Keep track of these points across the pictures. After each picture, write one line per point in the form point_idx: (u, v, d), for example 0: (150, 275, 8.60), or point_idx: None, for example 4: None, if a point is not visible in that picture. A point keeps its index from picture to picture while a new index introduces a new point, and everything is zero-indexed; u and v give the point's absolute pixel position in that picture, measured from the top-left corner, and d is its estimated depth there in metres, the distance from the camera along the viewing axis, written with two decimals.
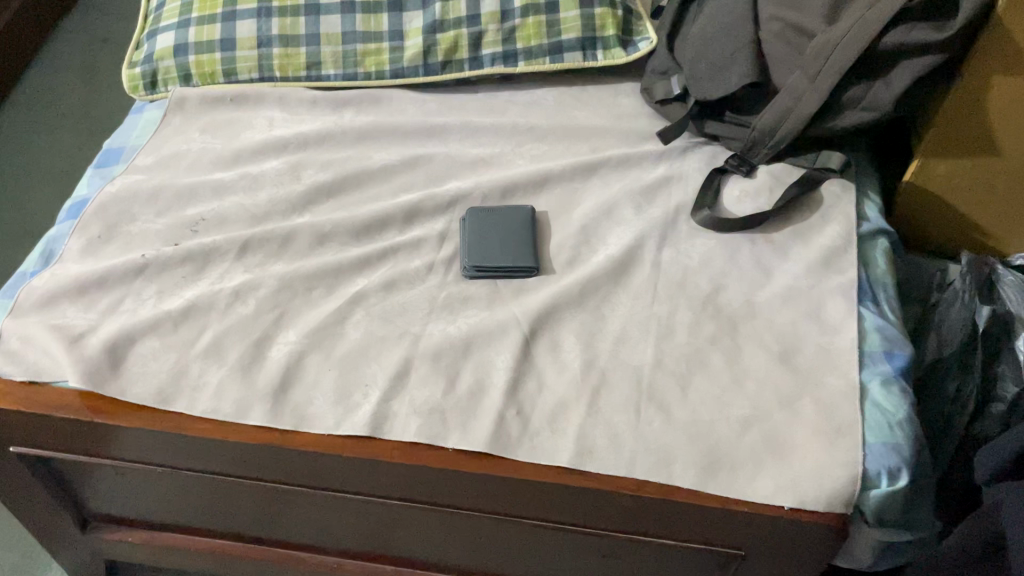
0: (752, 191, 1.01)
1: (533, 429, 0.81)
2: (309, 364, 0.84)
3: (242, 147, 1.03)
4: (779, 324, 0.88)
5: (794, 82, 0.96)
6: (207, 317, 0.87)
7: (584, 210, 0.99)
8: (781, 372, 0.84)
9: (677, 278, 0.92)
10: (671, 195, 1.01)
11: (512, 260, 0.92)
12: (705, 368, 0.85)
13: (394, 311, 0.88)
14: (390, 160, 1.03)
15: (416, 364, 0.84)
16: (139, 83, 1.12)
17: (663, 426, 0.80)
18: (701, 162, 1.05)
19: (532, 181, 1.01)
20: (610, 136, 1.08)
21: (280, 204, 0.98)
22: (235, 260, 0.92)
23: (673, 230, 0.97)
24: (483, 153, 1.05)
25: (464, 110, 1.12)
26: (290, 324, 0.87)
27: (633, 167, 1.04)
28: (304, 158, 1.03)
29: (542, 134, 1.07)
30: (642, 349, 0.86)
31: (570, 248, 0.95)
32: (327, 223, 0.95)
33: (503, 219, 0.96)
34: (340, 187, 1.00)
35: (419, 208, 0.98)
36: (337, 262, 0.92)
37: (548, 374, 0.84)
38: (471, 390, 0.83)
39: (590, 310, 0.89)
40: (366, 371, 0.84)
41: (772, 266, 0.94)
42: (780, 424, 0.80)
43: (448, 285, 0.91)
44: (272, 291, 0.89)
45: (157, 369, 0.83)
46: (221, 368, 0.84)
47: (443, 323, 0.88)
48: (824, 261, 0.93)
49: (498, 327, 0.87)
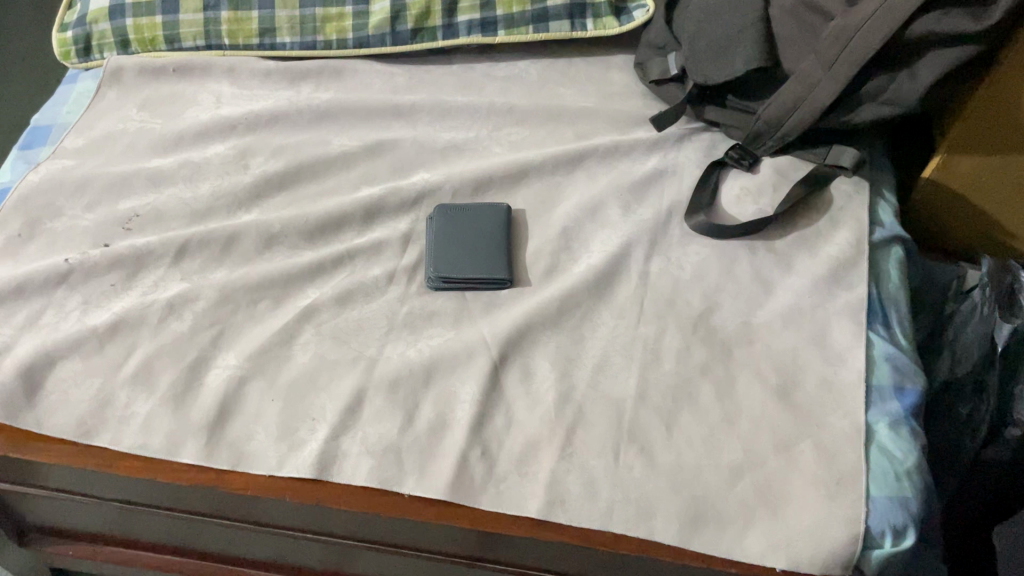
0: (754, 189, 0.90)
1: (499, 473, 0.72)
2: (251, 392, 0.75)
3: (184, 128, 0.92)
4: (778, 350, 0.79)
5: (806, 70, 0.85)
6: (138, 333, 0.78)
7: (566, 210, 0.88)
8: (779, 410, 0.75)
9: (666, 293, 0.82)
10: (664, 193, 0.90)
11: (483, 271, 0.82)
12: (693, 402, 0.75)
13: (348, 330, 0.79)
14: (351, 146, 0.92)
15: (371, 395, 0.75)
16: (71, 48, 0.99)
17: (645, 472, 0.72)
18: (698, 154, 0.94)
19: (509, 174, 0.90)
20: (598, 120, 0.96)
21: (225, 198, 0.87)
22: (171, 266, 0.82)
23: (664, 235, 0.87)
24: (456, 139, 0.94)
25: (437, 85, 0.99)
26: (230, 345, 0.78)
27: (622, 158, 0.93)
28: (253, 142, 0.92)
29: (522, 117, 0.96)
30: (625, 379, 0.77)
31: (549, 255, 0.85)
32: (276, 222, 0.85)
33: (474, 220, 0.86)
34: (293, 179, 0.89)
35: (381, 205, 0.87)
36: (287, 269, 0.82)
37: (518, 407, 0.75)
38: (431, 427, 0.74)
39: (568, 330, 0.80)
40: (313, 403, 0.75)
41: (773, 279, 0.84)
42: (775, 472, 0.72)
43: (410, 298, 0.82)
44: (211, 303, 0.80)
45: (80, 396, 0.74)
46: (150, 395, 0.74)
47: (403, 345, 0.78)
48: (831, 276, 0.83)
49: (464, 352, 0.77)
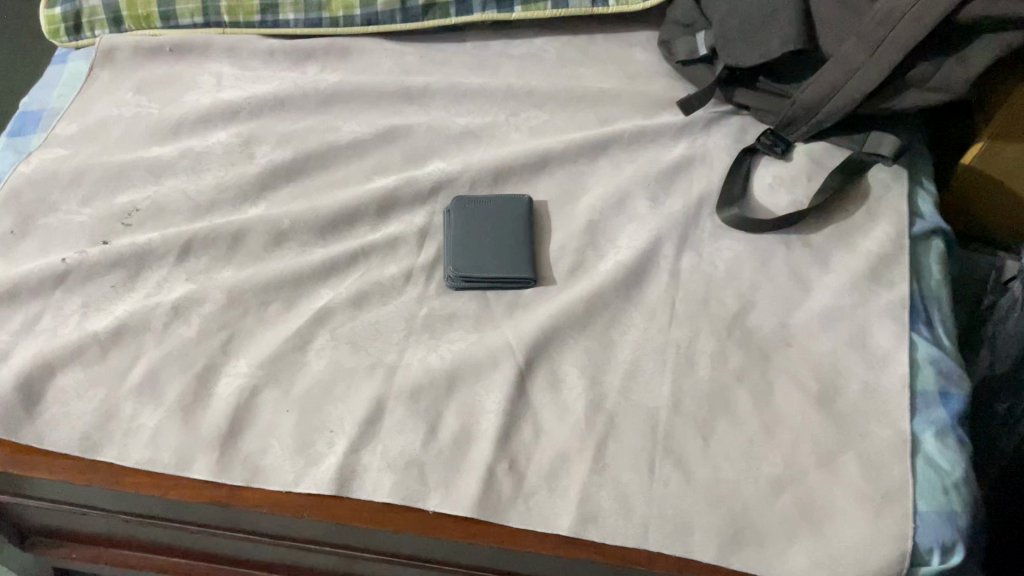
0: (788, 178, 0.86)
1: (528, 488, 0.68)
2: (264, 402, 0.71)
3: (183, 114, 0.86)
4: (818, 354, 0.75)
5: (847, 53, 0.80)
6: (142, 339, 0.73)
7: (590, 201, 0.84)
8: (820, 419, 0.71)
9: (699, 292, 0.78)
10: (693, 182, 0.85)
11: (506, 269, 0.78)
12: (730, 411, 0.72)
13: (364, 334, 0.74)
14: (361, 133, 0.87)
15: (391, 405, 0.71)
16: (60, 26, 0.93)
17: (681, 487, 0.68)
18: (728, 139, 0.89)
19: (529, 163, 0.86)
20: (621, 103, 0.91)
21: (230, 190, 0.82)
22: (175, 264, 0.77)
23: (694, 229, 0.82)
24: (472, 124, 0.89)
25: (451, 64, 0.94)
26: (240, 351, 0.73)
27: (648, 145, 0.88)
28: (257, 129, 0.86)
29: (541, 100, 0.91)
30: (658, 386, 0.73)
31: (574, 251, 0.81)
32: (285, 218, 0.80)
33: (494, 214, 0.81)
34: (300, 170, 0.84)
35: (395, 198, 0.82)
36: (297, 269, 0.77)
37: (546, 417, 0.71)
38: (456, 440, 0.70)
39: (597, 333, 0.76)
40: (331, 414, 0.71)
41: (810, 277, 0.80)
42: (817, 486, 0.68)
43: (429, 299, 0.77)
44: (218, 306, 0.75)
45: (82, 408, 0.70)
46: (158, 407, 0.70)
47: (423, 350, 0.74)
48: (870, 274, 0.79)
49: (487, 358, 0.73)
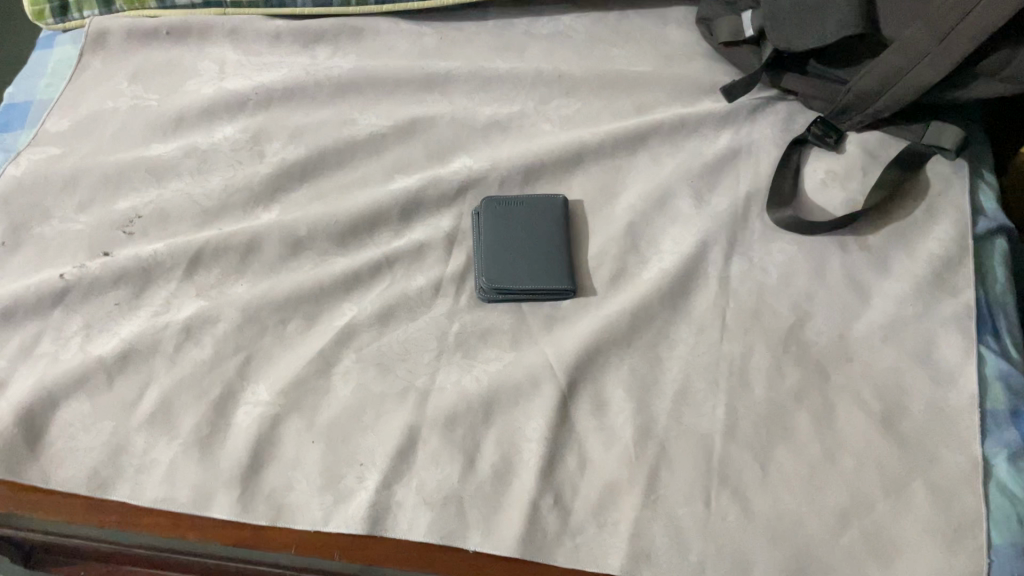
0: (841, 173, 0.80)
1: (576, 524, 0.63)
2: (287, 433, 0.66)
3: (185, 106, 0.79)
4: (879, 371, 0.70)
5: (911, 39, 0.72)
6: (151, 363, 0.67)
7: (630, 201, 0.78)
8: (885, 443, 0.67)
9: (750, 303, 0.72)
10: (739, 178, 0.79)
11: (543, 280, 0.72)
12: (789, 435, 0.67)
13: (392, 355, 0.69)
14: (380, 126, 0.80)
15: (424, 434, 0.66)
16: (45, 8, 0.84)
17: (740, 521, 0.63)
18: (775, 129, 0.82)
19: (563, 158, 0.79)
20: (659, 88, 0.84)
21: (240, 193, 0.75)
22: (183, 278, 0.71)
23: (743, 231, 0.76)
24: (499, 114, 0.82)
25: (473, 46, 0.86)
26: (258, 375, 0.68)
27: (689, 137, 0.82)
28: (266, 122, 0.80)
29: (572, 86, 0.84)
30: (711, 409, 0.68)
31: (614, 258, 0.75)
32: (301, 224, 0.74)
33: (528, 217, 0.75)
34: (315, 168, 0.77)
35: (420, 200, 0.76)
36: (317, 282, 0.71)
37: (593, 445, 0.66)
38: (496, 471, 0.65)
39: (643, 350, 0.70)
40: (360, 445, 0.65)
41: (868, 283, 0.74)
42: (885, 518, 0.64)
43: (460, 313, 0.71)
44: (233, 325, 0.69)
45: (90, 443, 0.65)
46: (172, 439, 0.65)
47: (457, 372, 0.68)
48: (933, 280, 0.74)
49: (527, 381, 0.68)
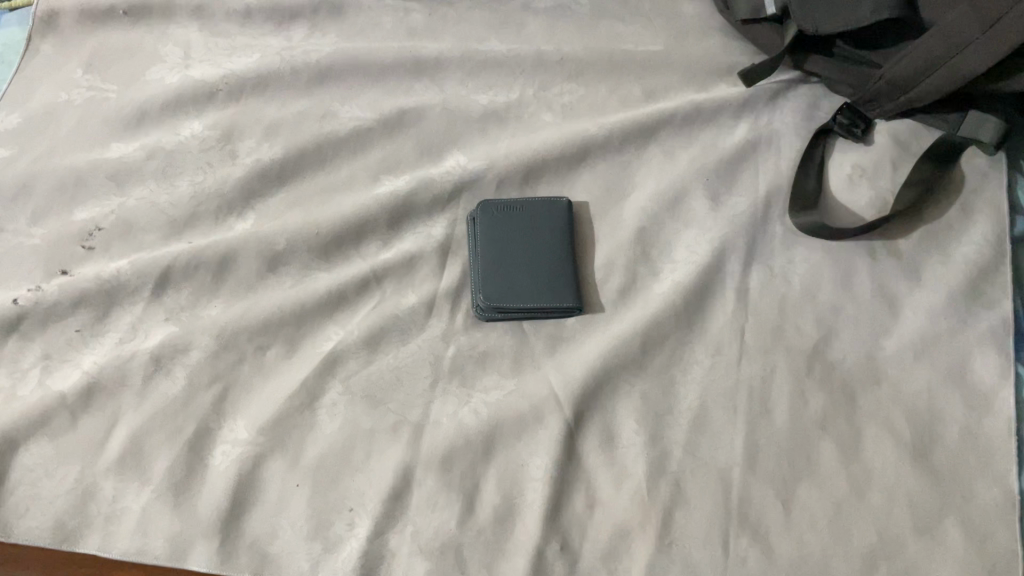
0: (869, 168, 0.73)
1: (584, 571, 0.58)
2: (270, 474, 0.60)
3: (147, 99, 0.72)
4: (910, 394, 0.65)
5: (952, 24, 0.65)
6: (119, 398, 0.62)
7: (640, 203, 0.71)
8: (916, 477, 0.61)
9: (771, 319, 0.67)
10: (759, 174, 0.73)
11: (544, 298, 0.65)
12: (813, 468, 0.62)
13: (382, 384, 0.63)
14: (364, 120, 0.73)
15: (419, 475, 0.60)
16: None
17: (761, 566, 0.59)
18: (797, 117, 0.75)
19: (566, 155, 0.72)
20: (670, 72, 0.77)
21: (211, 200, 0.68)
22: (151, 300, 0.65)
23: (763, 236, 0.70)
24: (495, 104, 0.74)
25: (465, 22, 0.78)
26: (236, 410, 0.62)
27: (703, 128, 0.75)
28: (238, 116, 0.72)
29: (576, 70, 0.76)
30: (729, 440, 0.62)
31: (623, 269, 0.68)
32: (279, 237, 0.67)
33: (528, 225, 0.68)
34: (294, 170, 0.70)
35: (410, 205, 0.69)
36: (298, 302, 0.65)
37: (602, 483, 0.61)
38: (498, 514, 0.60)
39: (656, 375, 0.64)
40: (349, 487, 0.60)
41: (899, 293, 0.68)
42: (916, 560, 0.59)
43: (456, 335, 0.65)
44: (208, 354, 0.63)
45: (53, 491, 0.59)
46: (143, 484, 0.59)
47: (453, 403, 0.63)
48: (970, 289, 0.68)
49: (530, 412, 0.63)
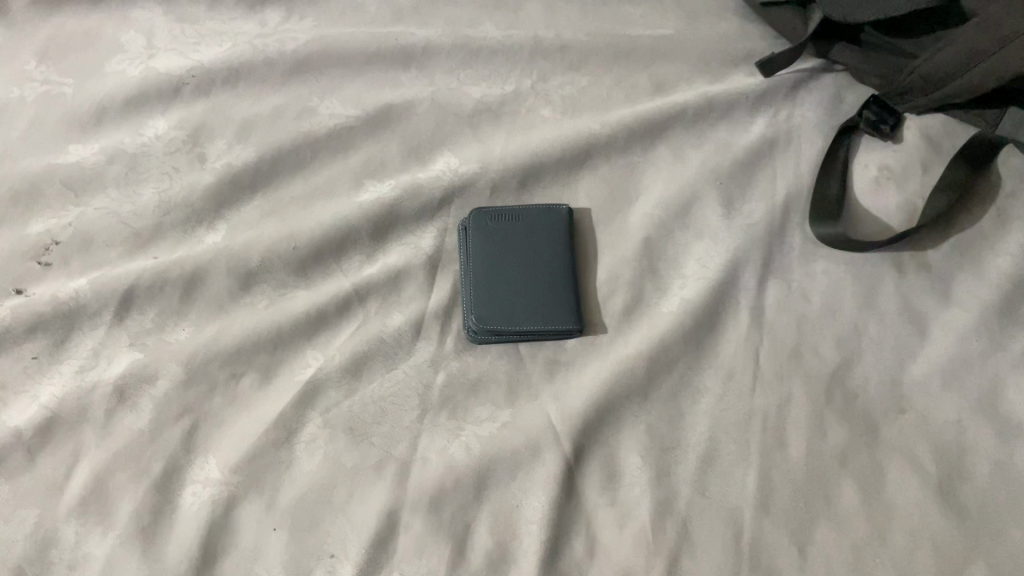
0: (897, 170, 0.67)
1: None
2: (244, 517, 0.55)
3: (107, 96, 0.65)
4: (937, 424, 0.59)
5: (995, 14, 0.58)
6: (81, 433, 0.57)
7: (647, 211, 0.65)
8: (943, 518, 0.56)
9: (789, 341, 0.61)
10: (777, 178, 0.67)
11: (542, 320, 0.60)
12: (831, 508, 0.57)
13: (366, 418, 0.58)
14: (345, 117, 0.66)
15: (406, 518, 0.56)
16: None
17: None
18: (820, 111, 0.69)
19: (566, 157, 0.66)
20: (681, 61, 0.70)
21: (179, 210, 0.63)
22: (114, 323, 0.59)
23: (780, 248, 0.64)
24: (488, 98, 0.68)
25: (456, 4, 0.71)
26: (207, 446, 0.57)
27: (716, 125, 0.68)
28: (207, 114, 0.66)
29: (577, 59, 0.70)
30: (741, 476, 0.57)
31: (628, 286, 0.63)
32: (253, 252, 0.61)
33: (524, 236, 0.63)
34: (269, 174, 0.64)
35: (396, 215, 0.64)
36: (275, 326, 0.60)
37: (603, 525, 0.56)
38: (491, 562, 0.55)
39: (662, 405, 0.59)
40: (330, 532, 0.55)
41: (927, 310, 0.62)
42: None
43: (446, 360, 0.60)
44: (176, 384, 0.58)
45: (8, 537, 0.54)
46: (107, 529, 0.55)
47: (443, 438, 0.58)
48: (1006, 306, 0.61)
49: (525, 448, 0.58)
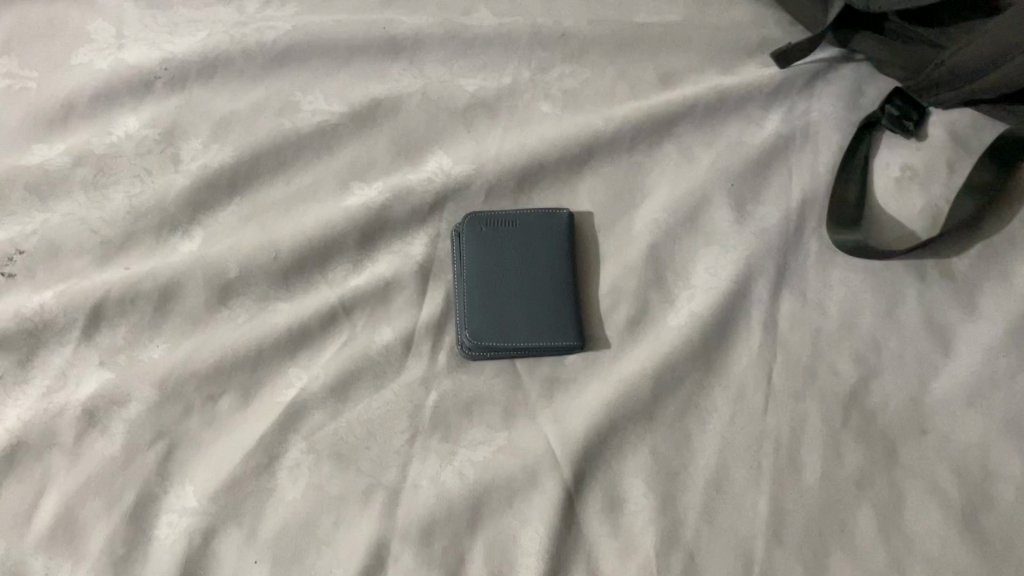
0: (922, 168, 0.62)
1: None
2: (223, 549, 0.52)
3: (74, 90, 0.61)
4: (962, 448, 0.55)
5: None
6: (49, 459, 0.53)
7: (653, 215, 0.61)
8: (965, 551, 0.52)
9: (804, 357, 0.57)
10: (793, 179, 0.62)
11: (540, 335, 0.56)
12: (847, 539, 0.53)
13: (353, 441, 0.54)
14: (329, 113, 0.62)
15: (396, 550, 0.52)
16: None
17: None
18: (839, 106, 0.64)
19: (566, 157, 0.62)
20: (690, 51, 0.66)
21: (151, 216, 0.58)
22: (83, 339, 0.56)
23: (795, 255, 0.60)
24: (483, 91, 0.64)
25: None
26: (184, 472, 0.54)
27: (727, 121, 0.64)
28: (182, 110, 0.61)
29: (578, 48, 0.65)
30: (752, 504, 0.54)
31: (632, 297, 0.59)
32: (231, 262, 0.57)
33: (522, 244, 0.59)
34: (248, 176, 0.60)
35: (385, 221, 0.60)
36: (255, 342, 0.56)
37: (606, 557, 0.53)
38: None
39: (668, 427, 0.56)
40: (315, 565, 0.52)
41: (953, 323, 0.58)
42: None
43: (438, 378, 0.56)
44: (150, 405, 0.54)
45: None
46: (77, 562, 0.51)
47: (435, 462, 0.54)
48: None
49: (523, 473, 0.54)
